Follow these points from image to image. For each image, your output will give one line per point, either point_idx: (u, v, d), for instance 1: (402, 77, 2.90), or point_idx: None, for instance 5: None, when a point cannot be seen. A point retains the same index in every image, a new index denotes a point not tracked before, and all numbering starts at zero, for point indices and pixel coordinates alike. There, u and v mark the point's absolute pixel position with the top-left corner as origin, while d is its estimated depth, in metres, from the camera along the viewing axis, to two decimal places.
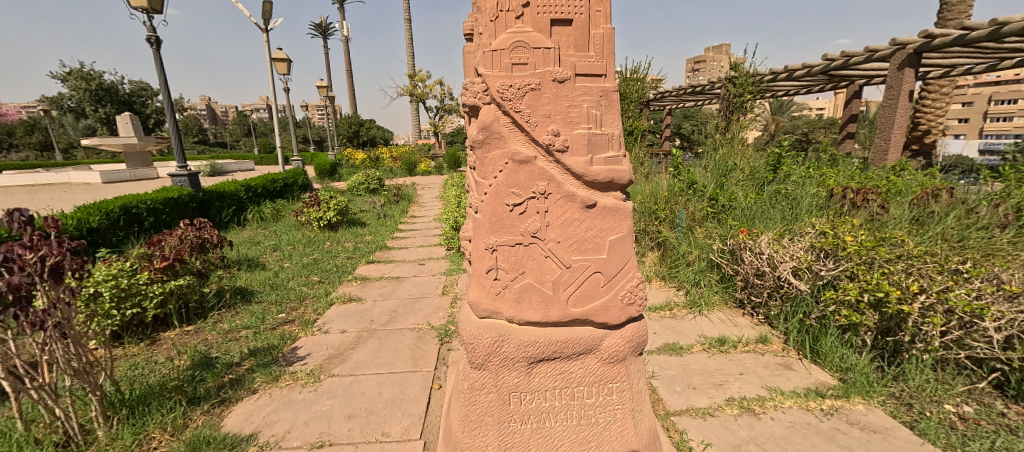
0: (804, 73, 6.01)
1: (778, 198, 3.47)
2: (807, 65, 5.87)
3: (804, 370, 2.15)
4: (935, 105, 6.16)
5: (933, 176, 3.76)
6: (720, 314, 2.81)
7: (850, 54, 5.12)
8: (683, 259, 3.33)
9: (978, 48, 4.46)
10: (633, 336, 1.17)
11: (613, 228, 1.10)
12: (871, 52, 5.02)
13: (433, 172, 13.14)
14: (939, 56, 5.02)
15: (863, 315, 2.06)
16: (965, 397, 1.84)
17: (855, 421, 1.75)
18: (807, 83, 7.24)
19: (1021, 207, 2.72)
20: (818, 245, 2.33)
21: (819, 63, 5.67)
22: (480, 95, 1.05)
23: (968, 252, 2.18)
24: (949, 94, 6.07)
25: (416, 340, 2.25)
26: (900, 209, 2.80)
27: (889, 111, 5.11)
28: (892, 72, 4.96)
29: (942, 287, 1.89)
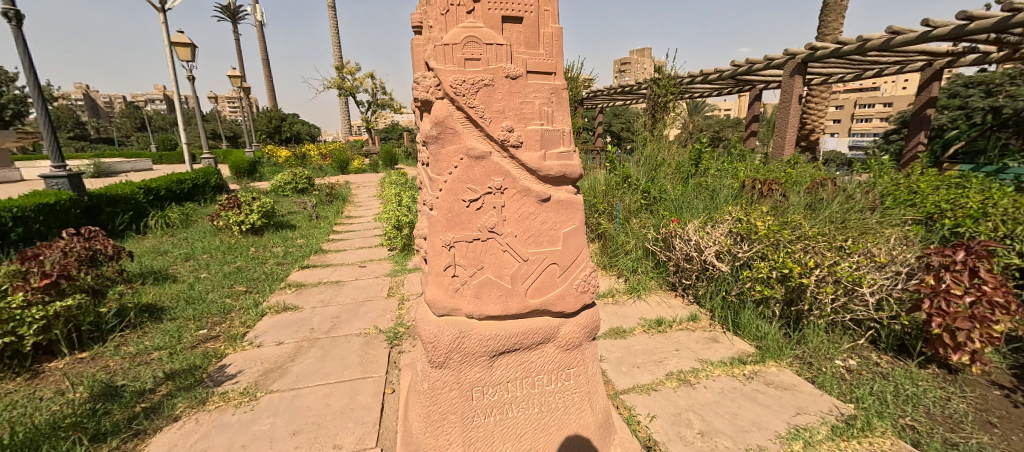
0: (716, 77, 6.66)
1: (701, 189, 3.84)
2: (719, 69, 6.51)
3: (728, 341, 2.42)
4: (817, 107, 7.19)
5: (819, 168, 4.40)
6: (656, 297, 3.05)
7: (754, 61, 5.82)
8: (621, 249, 3.56)
9: (849, 60, 5.29)
10: (587, 322, 1.24)
11: (568, 220, 1.15)
12: (769, 60, 5.74)
13: (367, 169, 12.53)
14: (820, 66, 5.88)
15: (773, 289, 2.38)
16: (850, 352, 2.23)
17: (770, 381, 2.02)
18: (718, 86, 8.04)
19: (884, 193, 3.30)
20: (736, 230, 2.63)
21: (728, 68, 6.33)
22: (433, 89, 1.03)
23: (851, 231, 2.60)
24: (828, 98, 7.12)
25: (363, 345, 2.16)
26: (799, 196, 3.25)
27: (784, 113, 5.88)
28: (786, 79, 5.69)
29: (831, 261, 2.24)
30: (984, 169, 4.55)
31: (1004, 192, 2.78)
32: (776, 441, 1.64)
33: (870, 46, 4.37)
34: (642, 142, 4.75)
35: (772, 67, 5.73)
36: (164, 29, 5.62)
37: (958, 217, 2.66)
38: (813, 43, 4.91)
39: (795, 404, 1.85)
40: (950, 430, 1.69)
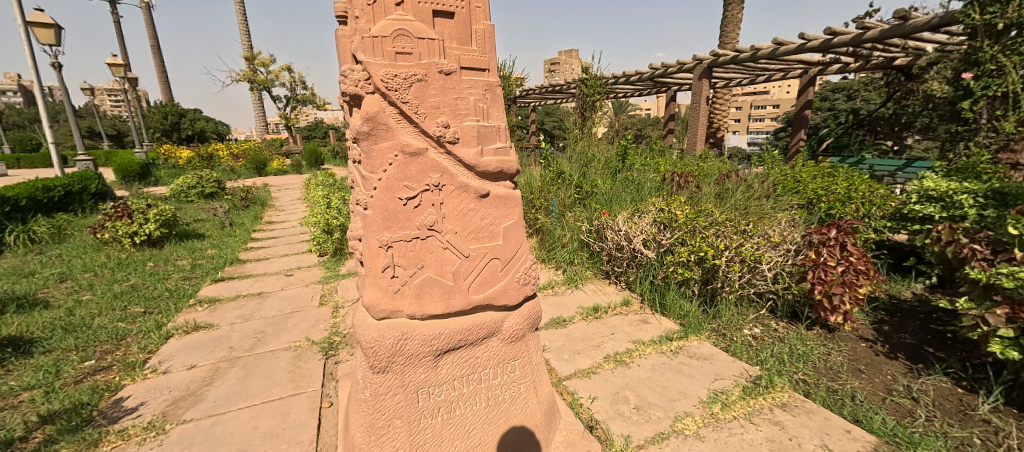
0: (636, 78, 7.15)
1: (627, 183, 4.11)
2: (638, 71, 7.01)
3: (656, 321, 2.63)
4: (722, 107, 8.04)
5: (725, 162, 4.94)
6: (592, 286, 3.20)
7: (668, 65, 6.35)
8: (558, 242, 3.70)
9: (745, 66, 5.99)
10: (529, 314, 1.27)
11: (506, 215, 1.16)
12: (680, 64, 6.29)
13: (289, 170, 11.58)
14: (723, 71, 6.58)
15: (692, 271, 2.63)
16: (755, 322, 2.56)
17: (692, 354, 2.24)
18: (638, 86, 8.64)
19: (777, 182, 3.79)
20: (659, 219, 2.87)
21: (647, 70, 6.83)
22: (362, 83, 0.98)
23: (753, 216, 2.96)
24: (730, 100, 8.00)
25: (293, 360, 2.00)
26: (710, 187, 3.62)
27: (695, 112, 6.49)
28: (695, 81, 6.28)
29: (737, 243, 2.53)
30: (848, 161, 5.44)
31: (863, 180, 3.36)
32: (700, 406, 1.82)
33: (761, 54, 4.99)
34: (573, 139, 4.96)
35: (684, 70, 6.28)
36: (17, 6, 4.68)
37: (831, 201, 3.19)
38: (716, 50, 5.50)
39: (713, 372, 2.07)
40: (831, 381, 2.02)
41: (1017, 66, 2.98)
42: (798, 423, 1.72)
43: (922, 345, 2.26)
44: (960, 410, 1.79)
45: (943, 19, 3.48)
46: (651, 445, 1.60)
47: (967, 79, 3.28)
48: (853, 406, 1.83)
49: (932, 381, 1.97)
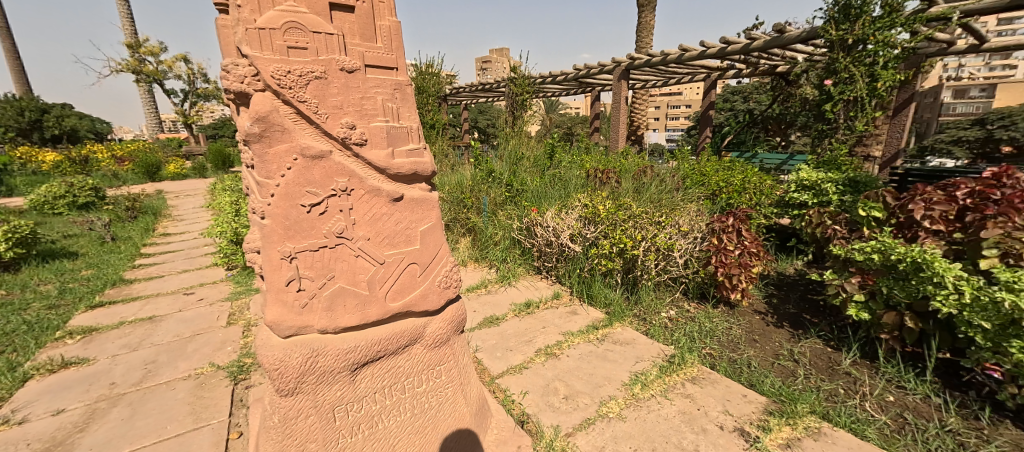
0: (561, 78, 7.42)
1: (555, 180, 4.25)
2: (563, 72, 7.28)
3: (584, 312, 2.75)
4: (640, 107, 8.64)
5: (644, 157, 5.31)
6: (524, 282, 3.26)
7: (590, 67, 6.70)
8: (490, 241, 3.71)
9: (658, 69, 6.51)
10: (453, 317, 1.25)
11: (423, 218, 1.14)
12: (601, 66, 6.64)
13: (190, 174, 10.27)
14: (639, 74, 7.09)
15: (614, 262, 2.79)
16: (670, 305, 2.79)
17: (615, 340, 2.39)
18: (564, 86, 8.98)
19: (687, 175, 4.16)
20: (584, 215, 3.00)
21: (571, 71, 7.13)
22: (248, 80, 0.88)
23: (666, 208, 3.22)
24: (647, 100, 8.63)
25: (194, 389, 1.78)
26: (629, 182, 3.87)
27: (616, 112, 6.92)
28: (615, 83, 6.69)
29: (653, 234, 2.73)
30: (744, 155, 6.15)
31: (755, 172, 3.81)
32: (623, 389, 1.94)
33: (671, 58, 5.46)
34: (503, 138, 5.01)
35: (604, 72, 6.64)
36: None
37: (730, 192, 3.58)
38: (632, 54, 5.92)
39: (634, 356, 2.22)
40: (733, 353, 2.27)
41: (863, 75, 3.58)
42: (705, 394, 1.92)
43: (802, 313, 2.62)
44: (829, 367, 2.11)
45: (810, 33, 4.07)
46: (579, 432, 1.67)
47: (829, 85, 3.86)
48: (749, 373, 2.07)
49: (809, 344, 2.30)
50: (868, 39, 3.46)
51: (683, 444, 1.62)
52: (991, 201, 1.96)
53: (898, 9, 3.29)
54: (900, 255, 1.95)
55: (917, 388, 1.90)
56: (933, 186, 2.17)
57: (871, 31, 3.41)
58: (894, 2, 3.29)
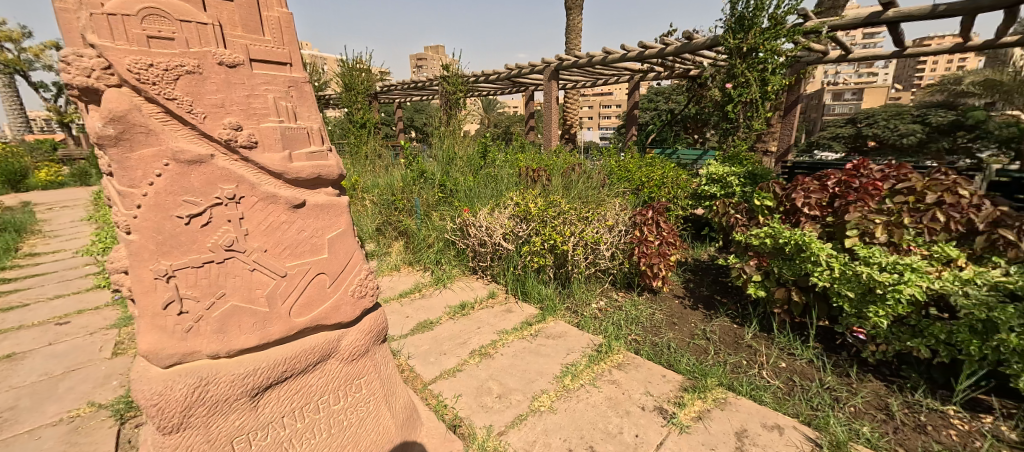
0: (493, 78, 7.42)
1: (488, 179, 4.25)
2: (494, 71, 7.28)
3: (519, 309, 2.78)
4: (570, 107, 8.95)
5: (574, 155, 5.50)
6: (460, 283, 3.21)
7: (521, 66, 6.81)
8: (423, 243, 3.61)
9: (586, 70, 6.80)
10: (371, 327, 1.21)
11: (331, 225, 1.08)
12: (532, 66, 6.78)
13: (67, 182, 8.77)
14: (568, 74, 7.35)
15: (545, 258, 2.85)
16: (600, 296, 2.92)
17: (548, 335, 2.45)
18: (497, 85, 9.04)
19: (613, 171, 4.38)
20: (516, 213, 3.02)
21: (503, 71, 7.20)
22: (98, 73, 0.78)
23: (593, 203, 3.35)
24: (577, 100, 8.96)
25: (65, 436, 1.52)
26: (559, 179, 3.98)
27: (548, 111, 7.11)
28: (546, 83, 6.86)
29: (581, 229, 2.83)
30: (664, 152, 6.63)
31: (671, 168, 4.11)
32: (554, 381, 1.99)
33: (596, 60, 5.72)
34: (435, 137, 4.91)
35: (535, 72, 6.79)
36: None
37: (650, 187, 3.83)
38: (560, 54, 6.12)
39: (566, 348, 2.30)
40: (655, 337, 2.43)
41: (757, 80, 4.04)
42: (630, 378, 2.04)
43: (714, 295, 2.88)
44: (735, 341, 2.35)
45: (712, 41, 4.49)
46: (511, 430, 1.69)
47: (729, 88, 4.28)
48: (669, 354, 2.24)
49: (719, 323, 2.54)
50: (759, 48, 3.89)
51: (609, 429, 1.71)
52: (854, 188, 2.30)
53: (781, 23, 3.75)
54: (787, 238, 2.23)
55: (803, 354, 2.18)
56: (810, 177, 2.50)
57: (761, 40, 3.85)
58: (777, 16, 3.75)
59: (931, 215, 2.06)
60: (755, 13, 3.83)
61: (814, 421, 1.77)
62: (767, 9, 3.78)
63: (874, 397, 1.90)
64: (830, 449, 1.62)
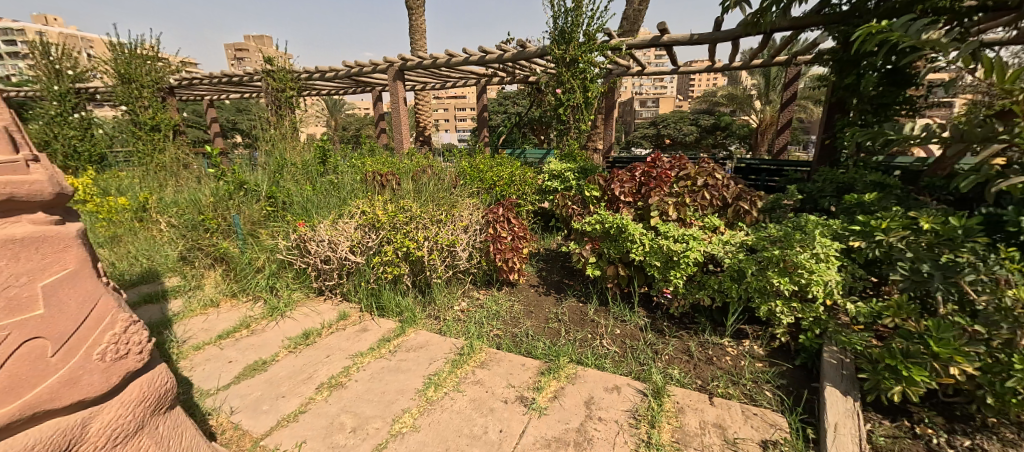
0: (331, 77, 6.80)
1: (330, 187, 3.81)
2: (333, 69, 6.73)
3: (376, 326, 2.56)
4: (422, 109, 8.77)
5: (427, 157, 5.35)
6: (302, 309, 2.76)
7: (361, 65, 6.35)
8: (250, 267, 2.98)
9: (432, 71, 6.69)
10: (143, 395, 1.09)
11: (49, 273, 0.93)
12: (374, 65, 6.38)
13: None
14: (415, 75, 7.14)
15: (400, 267, 2.67)
16: (462, 297, 2.90)
17: (409, 347, 2.31)
18: (337, 83, 8.23)
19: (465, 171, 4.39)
20: (362, 222, 2.75)
21: (342, 68, 6.62)
22: None
23: (447, 205, 3.29)
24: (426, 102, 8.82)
25: None
26: (410, 183, 3.80)
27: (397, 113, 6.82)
28: (390, 83, 6.52)
29: (435, 233, 2.73)
30: (514, 152, 7.02)
31: (519, 166, 4.33)
32: (416, 397, 1.88)
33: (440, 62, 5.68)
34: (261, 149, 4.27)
35: (378, 71, 6.40)
36: None
37: (501, 185, 3.97)
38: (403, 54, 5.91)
39: (427, 358, 2.20)
40: (514, 328, 2.52)
41: (580, 87, 4.53)
42: (492, 375, 2.07)
43: (562, 279, 3.15)
44: (580, 318, 2.61)
45: (542, 50, 4.90)
46: None
47: (559, 93, 4.71)
48: (527, 342, 2.35)
49: (567, 304, 2.78)
50: (578, 59, 4.41)
51: (473, 432, 1.69)
52: (653, 176, 2.79)
53: (593, 39, 4.34)
54: (611, 222, 2.58)
55: (631, 319, 2.55)
56: (624, 169, 2.93)
57: (581, 53, 4.39)
58: (590, 33, 4.32)
59: (702, 195, 2.66)
60: (573, 28, 4.33)
61: (643, 375, 2.07)
62: (582, 25, 4.31)
63: (680, 344, 2.33)
64: (653, 396, 1.91)
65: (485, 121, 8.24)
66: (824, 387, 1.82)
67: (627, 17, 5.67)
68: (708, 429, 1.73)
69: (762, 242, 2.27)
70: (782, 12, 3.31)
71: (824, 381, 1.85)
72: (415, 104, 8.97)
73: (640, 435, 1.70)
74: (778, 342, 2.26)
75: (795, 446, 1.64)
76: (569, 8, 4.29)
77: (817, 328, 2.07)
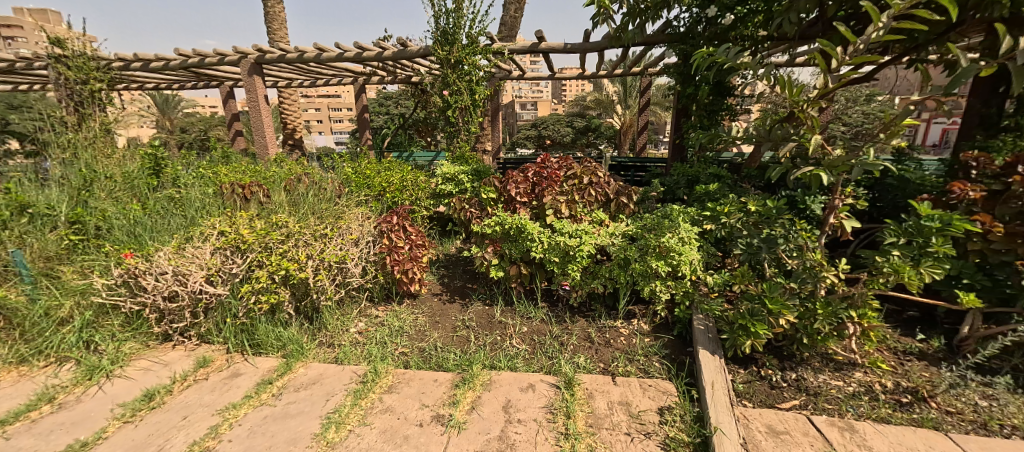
0: (160, 67, 5.60)
1: (171, 206, 3.08)
2: (165, 59, 5.53)
3: (251, 367, 2.13)
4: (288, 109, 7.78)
5: (301, 163, 4.72)
6: (141, 362, 2.14)
7: (202, 54, 5.31)
8: (49, 320, 2.19)
9: (297, 67, 5.93)
10: None
11: None
12: (220, 55, 5.40)
13: None
14: (276, 70, 6.26)
15: (278, 294, 2.26)
16: (359, 318, 2.60)
17: (298, 386, 1.97)
18: (169, 76, 6.75)
19: (347, 177, 3.97)
20: (221, 245, 2.26)
21: (175, 58, 5.50)
22: None
23: (331, 218, 2.92)
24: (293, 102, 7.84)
25: None
26: (282, 194, 3.29)
27: (256, 113, 5.90)
28: (244, 78, 5.59)
29: (320, 249, 2.38)
30: (401, 155, 6.67)
31: (409, 170, 4.09)
32: (313, 443, 1.61)
33: (307, 56, 5.06)
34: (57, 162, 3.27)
35: (226, 63, 5.42)
36: None
37: (391, 191, 3.69)
38: (259, 44, 5.12)
39: (323, 394, 1.90)
40: (420, 343, 2.34)
41: (466, 89, 4.49)
42: (402, 398, 1.88)
43: (466, 284, 3.06)
44: (488, 322, 2.55)
45: (425, 50, 4.71)
46: None
47: (446, 95, 4.58)
48: (436, 356, 2.21)
49: (474, 309, 2.70)
50: (463, 61, 4.36)
51: None
52: (544, 176, 2.88)
53: (476, 41, 4.34)
54: (511, 223, 2.59)
55: (536, 315, 2.59)
56: (517, 170, 2.97)
57: (465, 55, 4.35)
58: (472, 36, 4.31)
59: (588, 192, 2.84)
60: (455, 30, 4.27)
61: (554, 369, 2.11)
62: (464, 27, 4.28)
63: (581, 331, 2.44)
64: (566, 387, 1.95)
65: (366, 122, 7.65)
66: (697, 352, 2.06)
67: (504, 23, 5.82)
68: (615, 408, 1.83)
69: (640, 232, 2.51)
70: (638, 28, 3.75)
71: (697, 346, 2.10)
72: (279, 103, 7.88)
73: (558, 428, 1.71)
74: (659, 318, 2.51)
75: (684, 409, 1.82)
76: (450, 9, 4.21)
77: (687, 300, 2.34)
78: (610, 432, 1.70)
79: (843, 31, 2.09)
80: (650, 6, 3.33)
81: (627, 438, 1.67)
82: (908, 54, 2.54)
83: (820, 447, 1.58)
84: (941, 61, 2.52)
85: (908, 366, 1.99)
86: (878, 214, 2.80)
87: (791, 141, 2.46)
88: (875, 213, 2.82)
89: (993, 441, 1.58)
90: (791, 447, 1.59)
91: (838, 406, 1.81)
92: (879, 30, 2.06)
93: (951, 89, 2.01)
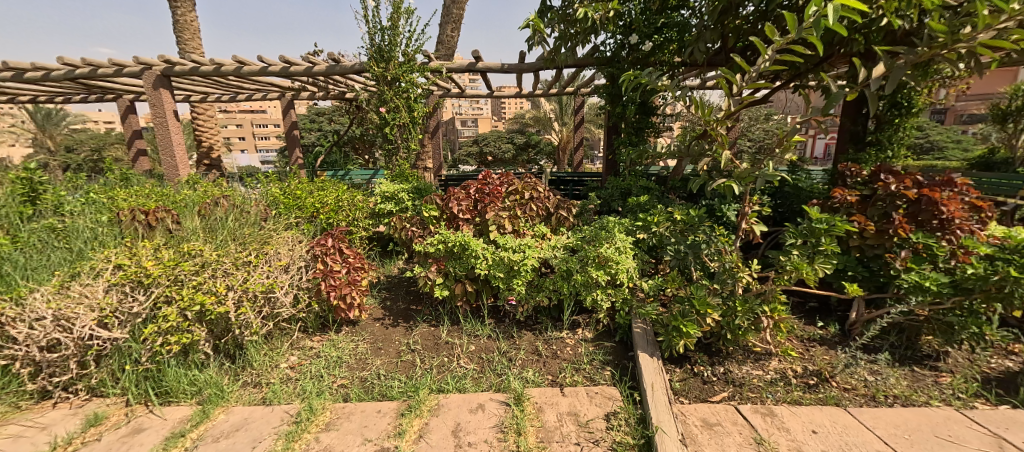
0: (37, 77, 4.87)
1: (54, 245, 2.64)
2: (45, 68, 4.83)
3: (158, 420, 1.85)
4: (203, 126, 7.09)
5: (219, 183, 4.29)
6: (10, 428, 1.76)
7: (94, 64, 4.70)
8: None
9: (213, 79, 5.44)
10: None
11: None
12: (117, 65, 4.81)
13: None
14: (188, 82, 5.71)
15: (191, 332, 1.99)
16: (291, 351, 2.38)
17: (218, 434, 1.75)
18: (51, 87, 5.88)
19: (273, 198, 3.66)
20: (121, 281, 1.98)
21: (58, 67, 4.81)
22: None
23: (255, 243, 2.66)
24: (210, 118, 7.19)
25: None
26: (198, 221, 2.97)
27: (162, 129, 5.31)
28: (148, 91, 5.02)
29: (242, 280, 2.14)
30: (337, 174, 6.38)
31: (345, 189, 3.89)
32: None
33: (226, 69, 4.67)
34: None
35: (124, 74, 4.83)
36: None
37: (327, 212, 3.50)
38: (167, 55, 4.65)
39: (248, 441, 1.70)
40: (362, 372, 2.20)
41: (404, 106, 4.38)
42: (342, 435, 1.74)
43: (409, 306, 2.92)
44: (434, 344, 2.46)
45: (360, 66, 4.58)
46: None
47: (383, 112, 4.43)
48: (379, 385, 2.08)
49: (418, 331, 2.59)
50: (400, 78, 4.29)
51: None
52: (486, 193, 2.88)
53: (412, 60, 4.30)
54: (454, 240, 2.55)
55: (483, 332, 2.55)
56: (458, 187, 2.95)
57: (401, 72, 4.28)
58: (409, 53, 4.27)
59: (530, 207, 2.88)
60: (391, 47, 4.20)
61: (503, 386, 2.07)
62: (400, 45, 4.23)
63: (528, 345, 2.44)
64: (515, 402, 1.93)
65: (295, 139, 7.19)
66: (639, 355, 2.14)
67: (441, 41, 5.85)
68: (564, 419, 1.84)
69: (580, 244, 2.59)
70: (570, 51, 3.95)
71: (638, 351, 2.18)
72: (193, 119, 7.15)
73: (509, 446, 1.68)
74: (602, 325, 2.59)
75: (628, 412, 1.87)
76: (385, 26, 4.15)
77: (626, 307, 2.43)
78: (560, 443, 1.70)
79: (739, 61, 2.33)
80: (579, 31, 3.53)
81: (577, 447, 1.68)
82: (794, 80, 2.92)
83: (748, 435, 1.70)
84: (819, 86, 2.92)
85: (813, 351, 2.23)
86: (781, 218, 3.14)
87: (706, 156, 2.69)
88: (778, 217, 3.16)
89: (881, 411, 1.80)
90: (724, 438, 1.69)
91: (759, 394, 1.96)
92: (767, 59, 2.32)
93: (827, 110, 2.33)
